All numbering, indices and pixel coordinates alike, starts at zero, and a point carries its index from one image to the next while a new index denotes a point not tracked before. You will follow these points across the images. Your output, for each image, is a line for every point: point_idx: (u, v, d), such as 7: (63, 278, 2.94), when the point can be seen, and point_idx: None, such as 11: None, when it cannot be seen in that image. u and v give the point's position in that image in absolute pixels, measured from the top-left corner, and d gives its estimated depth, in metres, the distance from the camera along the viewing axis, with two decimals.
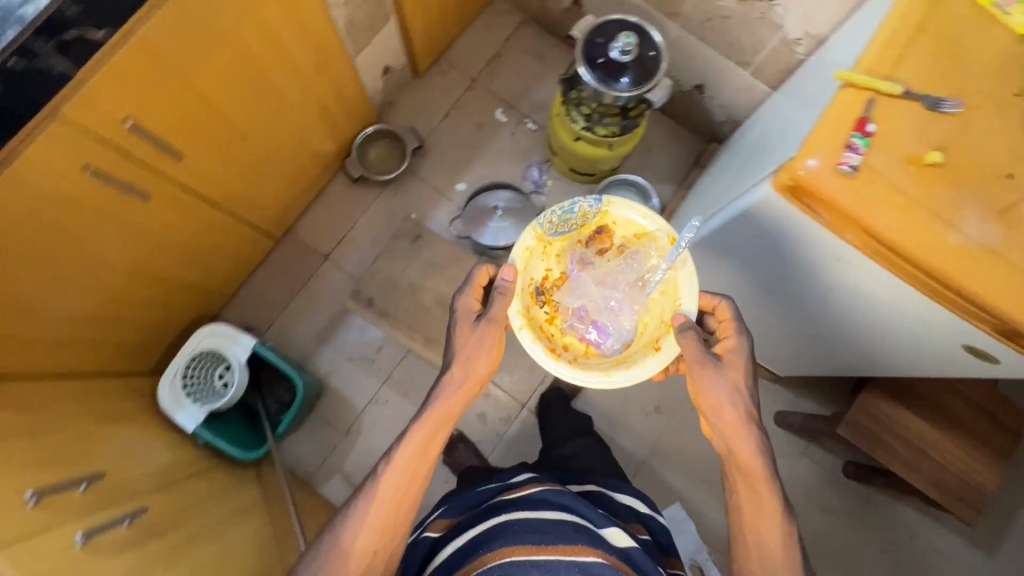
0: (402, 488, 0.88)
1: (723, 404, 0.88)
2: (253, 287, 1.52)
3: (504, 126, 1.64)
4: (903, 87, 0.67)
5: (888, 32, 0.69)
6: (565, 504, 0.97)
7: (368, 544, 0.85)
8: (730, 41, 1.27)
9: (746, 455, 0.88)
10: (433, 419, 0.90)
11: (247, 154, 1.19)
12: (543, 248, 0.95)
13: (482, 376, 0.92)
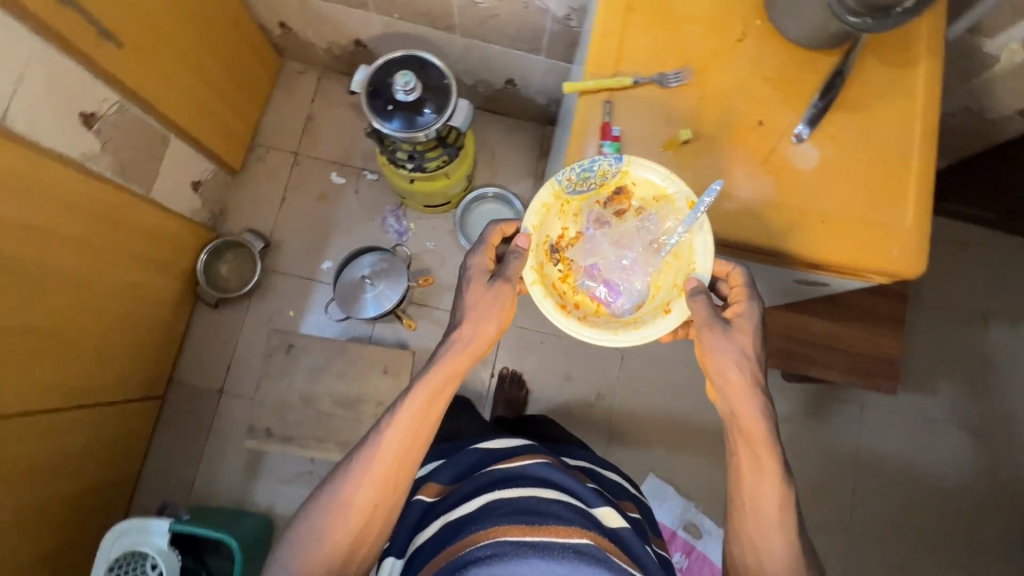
0: (397, 456, 0.79)
1: (728, 369, 0.71)
2: (157, 455, 1.42)
3: (346, 187, 1.57)
4: (630, 78, 0.66)
5: (600, 26, 0.67)
6: (564, 484, 0.89)
7: (362, 508, 0.77)
8: (511, 35, 1.24)
9: (749, 417, 0.71)
10: (441, 376, 0.79)
11: (68, 342, 1.10)
12: (561, 206, 0.67)
13: (483, 345, 0.79)
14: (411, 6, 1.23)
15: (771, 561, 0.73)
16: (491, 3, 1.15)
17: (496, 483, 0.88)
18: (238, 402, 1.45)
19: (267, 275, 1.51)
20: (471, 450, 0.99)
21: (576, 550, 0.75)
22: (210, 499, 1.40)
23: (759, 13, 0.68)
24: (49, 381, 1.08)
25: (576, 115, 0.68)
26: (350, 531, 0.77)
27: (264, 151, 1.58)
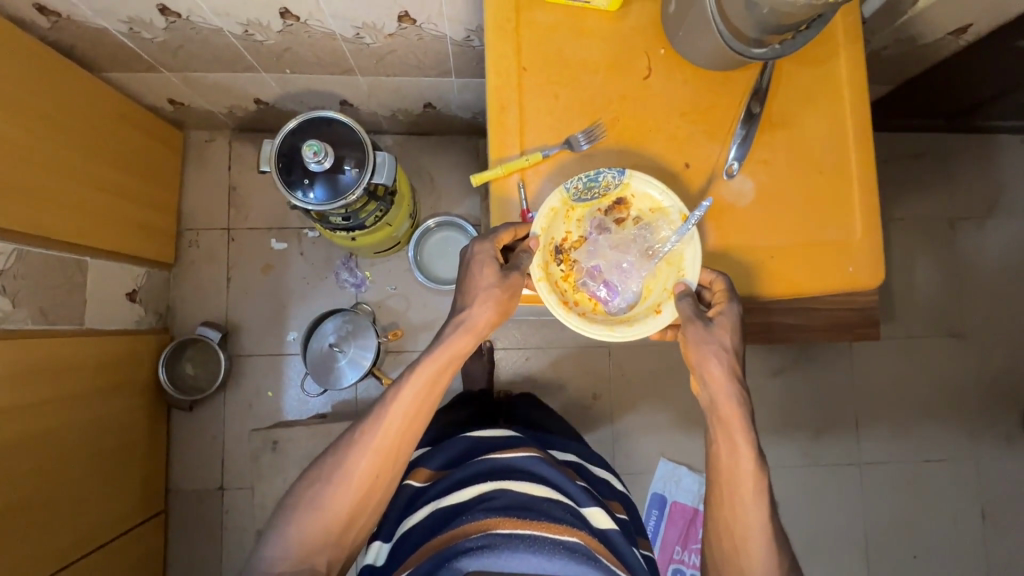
0: (401, 438, 0.69)
1: (710, 361, 0.62)
2: (176, 564, 1.41)
3: (290, 251, 1.50)
4: (540, 152, 0.63)
5: (495, 99, 0.62)
6: (555, 478, 0.85)
7: (364, 488, 0.69)
8: (416, 65, 1.15)
9: (724, 400, 0.63)
10: (449, 357, 0.66)
11: (47, 504, 1.05)
12: (568, 212, 0.63)
13: (488, 327, 0.65)
14: (301, 61, 1.13)
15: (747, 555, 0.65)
16: (383, 42, 1.05)
17: (488, 473, 0.84)
18: (242, 496, 1.42)
19: (235, 362, 1.46)
20: (463, 436, 0.94)
21: (566, 548, 0.73)
22: None
23: (661, 41, 0.64)
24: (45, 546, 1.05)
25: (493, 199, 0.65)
26: (346, 510, 0.68)
27: (195, 235, 1.49)
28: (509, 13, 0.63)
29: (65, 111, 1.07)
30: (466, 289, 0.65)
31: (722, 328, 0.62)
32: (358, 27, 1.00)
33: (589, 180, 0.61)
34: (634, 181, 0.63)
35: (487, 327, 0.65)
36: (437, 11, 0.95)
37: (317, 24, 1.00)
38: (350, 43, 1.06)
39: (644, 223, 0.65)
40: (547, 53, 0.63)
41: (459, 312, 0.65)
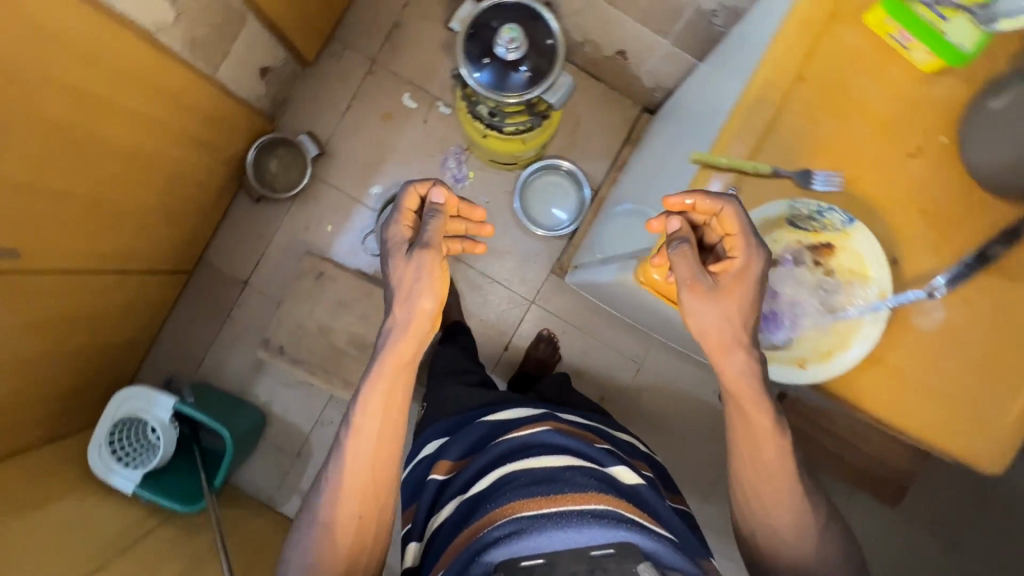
0: (361, 471, 0.83)
1: (708, 329, 0.64)
2: (176, 322, 1.47)
3: (415, 113, 1.47)
4: (770, 165, 0.61)
5: (757, 92, 0.60)
6: (574, 448, 0.88)
7: (351, 528, 0.83)
8: (643, 7, 1.07)
9: (734, 376, 0.65)
10: (391, 367, 0.82)
11: (114, 218, 1.08)
12: (772, 229, 0.63)
13: (430, 313, 0.81)
14: None
15: (771, 509, 0.72)
16: None
17: (509, 454, 0.87)
18: (259, 299, 1.46)
19: (315, 183, 1.46)
20: (478, 423, 0.98)
21: (593, 515, 0.73)
22: (216, 379, 1.47)
23: (946, 129, 0.62)
24: (97, 247, 1.08)
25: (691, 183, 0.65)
26: (342, 545, 0.83)
27: (341, 49, 1.47)
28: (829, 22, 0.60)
29: None
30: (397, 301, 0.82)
31: (729, 293, 0.62)
32: None
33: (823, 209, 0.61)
34: (856, 235, 0.61)
35: (427, 309, 0.81)
36: None
37: None
38: None
39: (839, 282, 0.63)
40: (835, 80, 0.61)
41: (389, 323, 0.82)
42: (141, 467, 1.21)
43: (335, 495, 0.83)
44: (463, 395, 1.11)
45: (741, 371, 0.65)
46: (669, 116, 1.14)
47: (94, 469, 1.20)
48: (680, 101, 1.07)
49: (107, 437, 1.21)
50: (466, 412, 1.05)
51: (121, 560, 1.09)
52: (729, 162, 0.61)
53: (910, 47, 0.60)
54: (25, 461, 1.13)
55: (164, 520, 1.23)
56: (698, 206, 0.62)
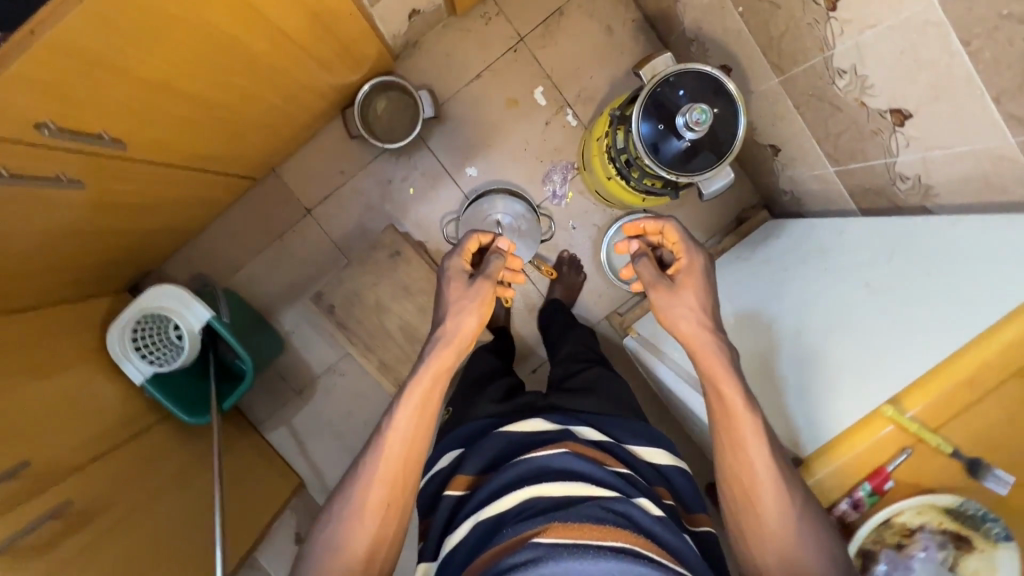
0: (393, 466, 0.78)
1: (680, 320, 0.80)
2: (225, 222, 1.40)
3: (540, 111, 1.38)
4: (953, 448, 0.69)
5: (967, 373, 0.67)
6: (595, 476, 0.75)
7: (378, 517, 0.76)
8: (828, 130, 1.01)
9: (707, 352, 0.77)
10: (433, 372, 0.80)
11: (220, 123, 1.00)
12: (932, 512, 0.71)
13: (467, 337, 0.83)
14: (765, 21, 0.97)
15: (762, 519, 0.70)
16: (846, 98, 0.91)
17: (525, 478, 0.76)
18: (316, 232, 1.41)
19: (414, 140, 1.38)
20: (495, 435, 0.86)
21: (613, 551, 0.62)
22: (246, 291, 1.42)
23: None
24: (191, 145, 1.00)
25: (858, 418, 0.72)
26: (362, 549, 0.75)
27: (492, 12, 1.35)
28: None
29: None
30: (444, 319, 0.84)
31: (683, 284, 0.82)
32: (856, 70, 0.86)
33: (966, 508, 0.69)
34: (999, 549, 0.70)
35: (468, 334, 0.83)
36: (932, 146, 0.82)
37: (832, 31, 0.85)
38: (823, 68, 0.92)
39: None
40: (1009, 357, 0.66)
41: (437, 335, 0.83)
42: (157, 363, 1.19)
43: (357, 489, 0.76)
44: (481, 400, 0.98)
45: (710, 348, 0.77)
46: (796, 244, 1.10)
47: (109, 349, 1.17)
48: (822, 240, 1.02)
49: (133, 323, 1.17)
50: (487, 420, 0.93)
51: (115, 454, 1.07)
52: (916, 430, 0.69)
53: None
54: (49, 319, 1.10)
55: (162, 419, 1.22)
56: (650, 226, 0.88)
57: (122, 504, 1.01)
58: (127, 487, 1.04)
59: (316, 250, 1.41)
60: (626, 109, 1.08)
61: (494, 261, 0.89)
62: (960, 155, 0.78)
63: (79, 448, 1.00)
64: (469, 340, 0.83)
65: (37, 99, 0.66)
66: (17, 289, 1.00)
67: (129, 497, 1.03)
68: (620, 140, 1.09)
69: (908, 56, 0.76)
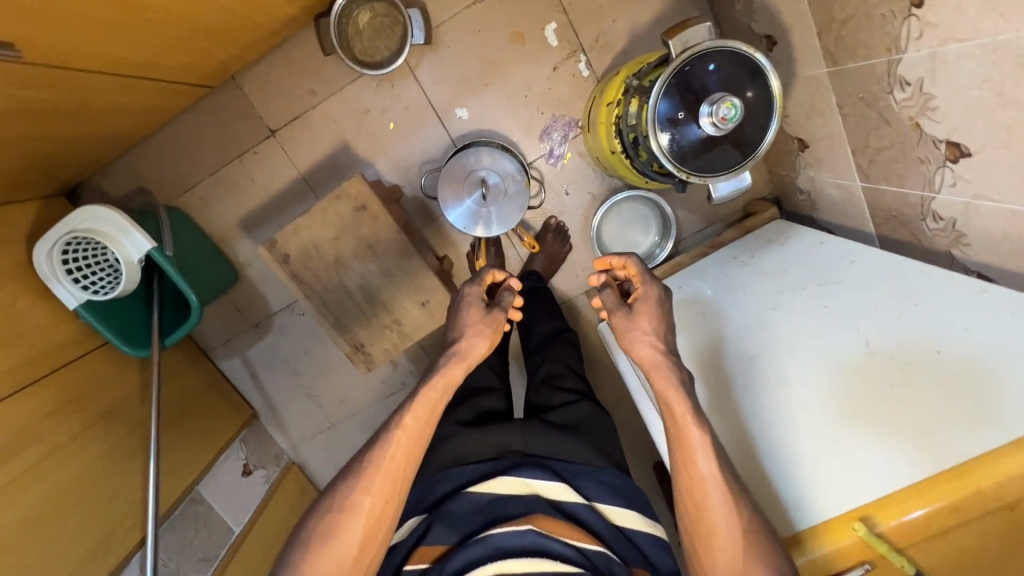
0: (393, 473, 0.70)
1: (638, 349, 0.75)
2: (177, 131, 1.24)
3: (549, 54, 1.19)
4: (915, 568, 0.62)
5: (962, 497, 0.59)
6: (568, 558, 0.67)
7: (369, 526, 0.67)
8: (866, 141, 0.88)
9: (662, 386, 0.73)
10: (441, 384, 0.74)
11: (156, 25, 0.82)
12: None
13: (481, 350, 0.77)
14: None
15: None
16: (900, 113, 0.78)
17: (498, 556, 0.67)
18: (279, 157, 1.26)
19: (401, 67, 1.20)
20: (466, 496, 0.74)
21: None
22: (198, 215, 1.29)
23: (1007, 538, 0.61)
24: (124, 47, 0.83)
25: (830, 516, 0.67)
26: (346, 558, 0.67)
27: None
28: None
29: None
30: (457, 326, 0.79)
31: (640, 313, 0.77)
32: (922, 86, 0.72)
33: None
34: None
35: (478, 360, 0.78)
36: (980, 195, 0.71)
37: (908, 32, 0.70)
38: (883, 72, 0.77)
39: None
40: (1000, 492, 0.59)
41: (456, 346, 0.77)
42: (94, 290, 1.08)
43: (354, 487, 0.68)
44: (454, 435, 0.83)
45: (659, 376, 0.73)
46: (795, 257, 0.99)
47: (37, 268, 1.05)
48: (825, 265, 0.92)
49: (63, 244, 1.05)
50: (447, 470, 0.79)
51: (46, 381, 1.00)
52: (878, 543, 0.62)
53: None
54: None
55: (99, 347, 1.15)
56: (614, 261, 0.83)
57: (53, 437, 0.96)
58: (59, 418, 0.99)
59: (278, 178, 1.27)
60: (645, 79, 0.91)
61: (507, 297, 0.83)
62: (1009, 214, 0.68)
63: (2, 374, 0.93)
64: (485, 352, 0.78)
65: None
66: None
67: (60, 431, 0.98)
68: (637, 114, 0.92)
69: (990, 87, 0.62)
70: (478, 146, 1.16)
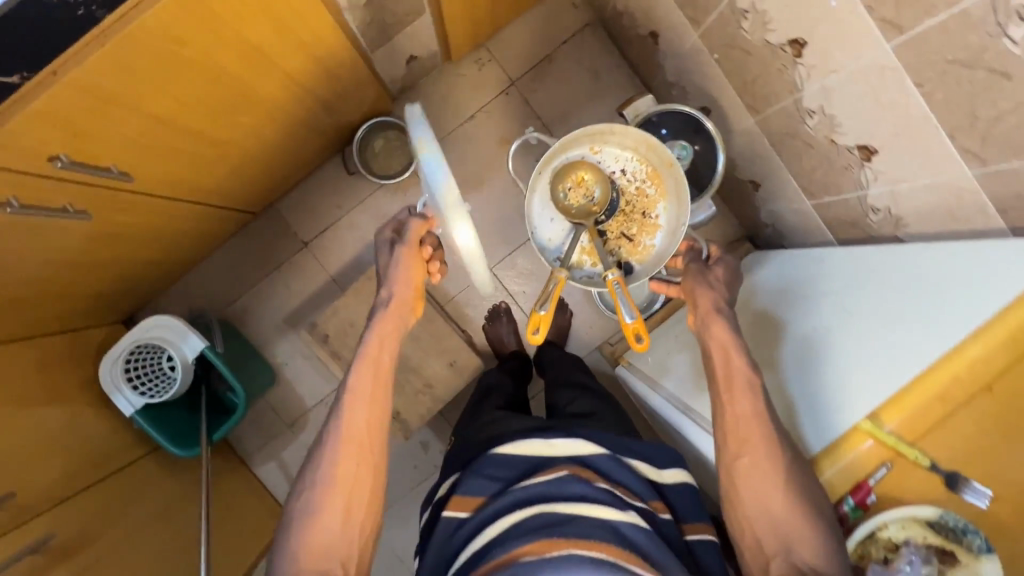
0: (373, 376, 0.81)
1: (703, 292, 0.90)
2: (224, 255, 1.43)
3: (532, 150, 1.44)
4: (929, 460, 0.75)
5: (950, 389, 0.73)
6: (603, 500, 0.75)
7: (347, 481, 0.75)
8: (804, 168, 1.07)
9: (719, 331, 0.86)
10: (368, 368, 0.81)
11: (220, 158, 1.05)
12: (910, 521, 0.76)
13: (405, 291, 0.87)
14: (740, 66, 1.05)
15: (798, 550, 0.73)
16: (817, 135, 0.98)
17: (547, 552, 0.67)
18: (311, 264, 1.44)
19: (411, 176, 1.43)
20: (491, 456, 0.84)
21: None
22: (240, 323, 1.43)
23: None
24: (191, 178, 1.03)
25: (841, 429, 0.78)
26: (336, 514, 0.73)
27: (486, 58, 1.44)
28: (997, 337, 0.72)
29: None
30: (383, 283, 0.87)
31: (719, 271, 0.92)
32: (824, 110, 0.92)
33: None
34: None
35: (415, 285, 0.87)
36: (898, 180, 0.87)
37: (800, 75, 0.92)
38: (794, 108, 0.99)
39: None
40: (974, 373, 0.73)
41: (379, 298, 0.86)
42: (149, 394, 1.17)
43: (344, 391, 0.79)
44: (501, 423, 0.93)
45: (716, 321, 0.87)
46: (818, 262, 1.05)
47: (100, 380, 1.15)
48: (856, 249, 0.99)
49: (127, 354, 1.16)
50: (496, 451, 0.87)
51: (106, 485, 1.06)
52: (892, 441, 0.75)
53: None
54: (39, 349, 1.09)
55: (147, 453, 1.21)
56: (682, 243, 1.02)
57: (110, 539, 0.99)
58: (119, 519, 1.03)
59: (312, 282, 1.44)
60: None
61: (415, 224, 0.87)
62: (925, 187, 0.83)
63: (68, 478, 1.00)
64: (410, 288, 0.87)
65: (50, 131, 0.69)
66: (27, 316, 1.03)
67: (120, 531, 1.01)
68: None
69: (871, 98, 0.81)
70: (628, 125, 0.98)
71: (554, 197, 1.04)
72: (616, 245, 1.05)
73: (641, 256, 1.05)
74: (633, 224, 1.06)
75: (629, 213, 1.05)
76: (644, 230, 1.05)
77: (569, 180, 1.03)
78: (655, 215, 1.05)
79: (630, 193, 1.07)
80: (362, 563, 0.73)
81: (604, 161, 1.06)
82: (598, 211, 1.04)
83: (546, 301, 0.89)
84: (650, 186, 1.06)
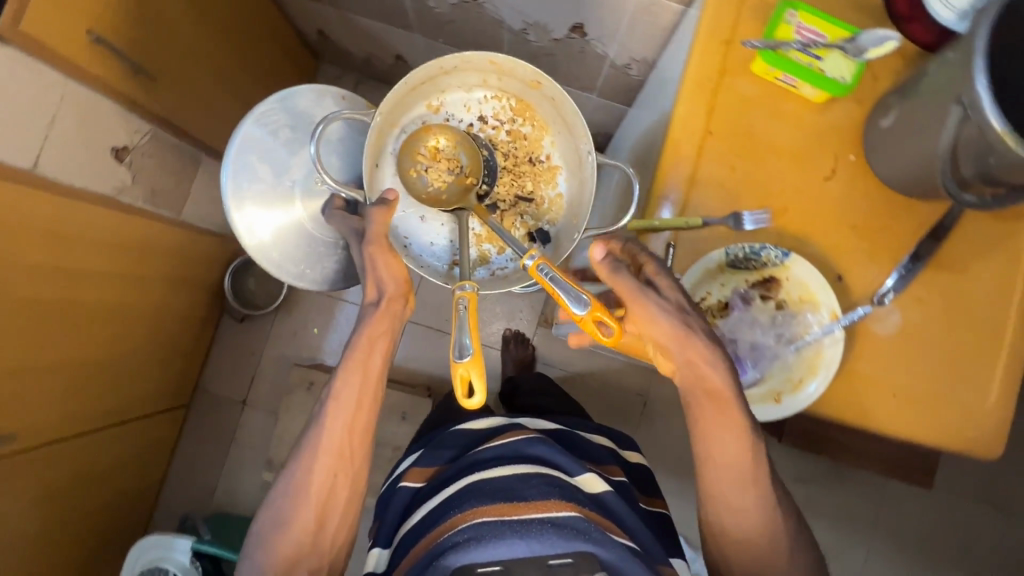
0: (367, 389, 0.71)
1: (668, 331, 0.53)
2: (183, 456, 1.46)
3: None
4: (702, 217, 0.59)
5: None
6: (556, 461, 0.77)
7: (323, 493, 0.69)
8: (565, 73, 1.14)
9: (716, 380, 0.55)
10: (351, 376, 0.70)
11: (102, 375, 1.10)
12: (719, 274, 0.58)
13: (398, 289, 0.71)
14: (459, 33, 1.14)
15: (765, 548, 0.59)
16: (544, 42, 1.06)
17: (493, 493, 0.69)
18: (260, 416, 1.47)
19: (295, 291, 1.49)
20: (459, 436, 0.87)
21: (554, 524, 0.64)
22: (231, 506, 1.44)
23: (854, 146, 0.60)
24: (86, 407, 1.08)
25: None
26: (306, 531, 0.69)
27: None
28: None
29: (240, 24, 1.11)
30: (369, 280, 0.73)
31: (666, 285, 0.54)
32: (529, 22, 1.01)
33: (909, 268, 0.58)
34: (795, 267, 0.56)
35: (391, 308, 0.71)
36: (613, 31, 0.95)
37: (493, 8, 1.01)
38: (514, 35, 1.07)
39: (794, 321, 0.57)
40: None
41: (368, 298, 0.72)
42: None
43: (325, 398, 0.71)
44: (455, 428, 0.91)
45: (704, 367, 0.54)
46: (648, 95, 0.97)
47: None
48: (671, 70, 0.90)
49: None
50: (464, 443, 0.86)
51: None
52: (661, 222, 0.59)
53: (799, 85, 0.59)
54: None
55: None
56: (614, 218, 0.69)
57: None
58: None
59: (268, 429, 1.47)
60: None
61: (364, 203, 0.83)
62: (630, 21, 0.90)
63: None
64: (403, 285, 0.71)
65: None
66: None
67: None
68: None
69: None
70: (462, 55, 0.75)
71: (413, 187, 0.80)
72: (518, 213, 0.85)
73: (552, 214, 0.84)
74: (526, 178, 0.85)
75: (515, 168, 0.85)
76: (541, 180, 0.85)
77: (421, 156, 0.80)
78: (546, 157, 0.85)
79: (503, 141, 0.86)
80: (332, 566, 0.71)
81: (454, 115, 0.84)
82: (474, 180, 0.80)
83: (464, 343, 0.62)
84: (523, 125, 0.85)
